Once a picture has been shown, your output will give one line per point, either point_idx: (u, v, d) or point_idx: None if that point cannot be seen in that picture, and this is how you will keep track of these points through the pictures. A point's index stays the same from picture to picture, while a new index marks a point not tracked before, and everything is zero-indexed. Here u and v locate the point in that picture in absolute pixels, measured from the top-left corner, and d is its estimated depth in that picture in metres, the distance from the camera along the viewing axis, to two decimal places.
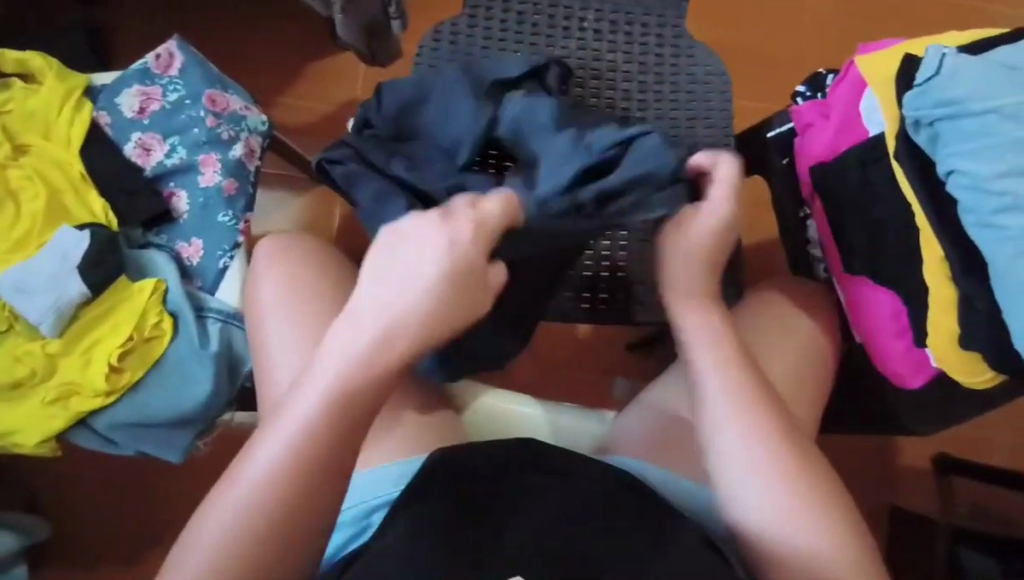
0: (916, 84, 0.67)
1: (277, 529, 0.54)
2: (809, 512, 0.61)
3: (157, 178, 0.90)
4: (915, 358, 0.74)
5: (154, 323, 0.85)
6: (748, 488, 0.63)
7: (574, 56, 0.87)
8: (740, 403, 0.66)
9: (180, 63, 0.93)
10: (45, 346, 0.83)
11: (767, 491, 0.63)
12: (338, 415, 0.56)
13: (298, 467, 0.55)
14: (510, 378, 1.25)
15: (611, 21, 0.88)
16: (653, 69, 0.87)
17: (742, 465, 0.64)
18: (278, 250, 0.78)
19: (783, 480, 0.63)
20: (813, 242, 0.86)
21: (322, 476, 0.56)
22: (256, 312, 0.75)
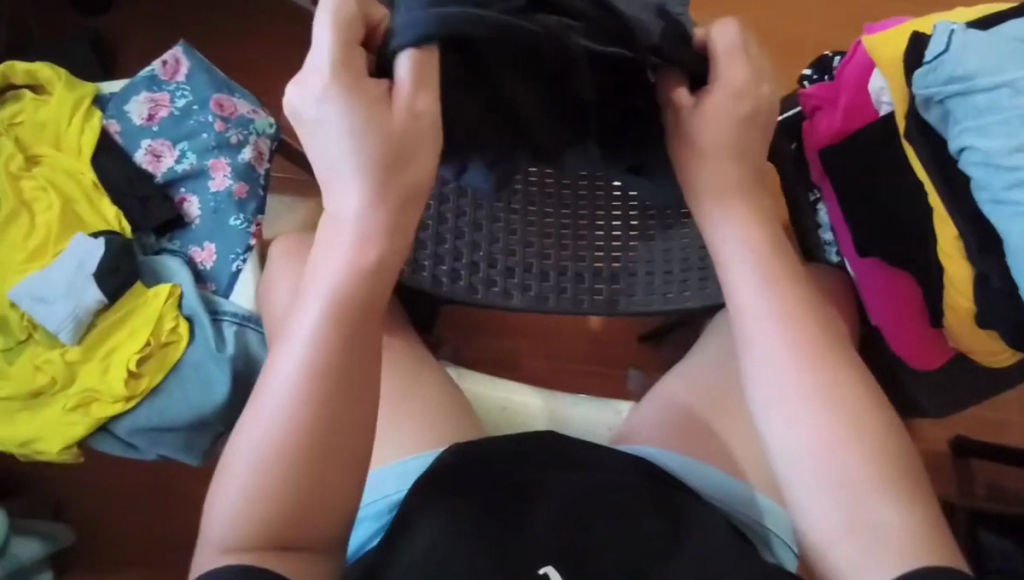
0: (925, 62, 0.66)
1: (289, 479, 0.52)
2: (860, 459, 0.55)
3: (168, 184, 0.91)
4: (932, 339, 0.75)
5: (170, 327, 0.85)
6: (795, 440, 0.57)
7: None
8: (795, 354, 0.57)
9: (187, 69, 0.94)
10: (63, 354, 0.84)
11: (811, 430, 0.57)
12: (323, 343, 0.54)
13: (303, 404, 0.53)
14: (524, 374, 1.25)
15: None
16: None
17: (788, 405, 0.58)
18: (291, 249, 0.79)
19: (847, 430, 0.55)
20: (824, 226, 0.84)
21: (316, 411, 0.53)
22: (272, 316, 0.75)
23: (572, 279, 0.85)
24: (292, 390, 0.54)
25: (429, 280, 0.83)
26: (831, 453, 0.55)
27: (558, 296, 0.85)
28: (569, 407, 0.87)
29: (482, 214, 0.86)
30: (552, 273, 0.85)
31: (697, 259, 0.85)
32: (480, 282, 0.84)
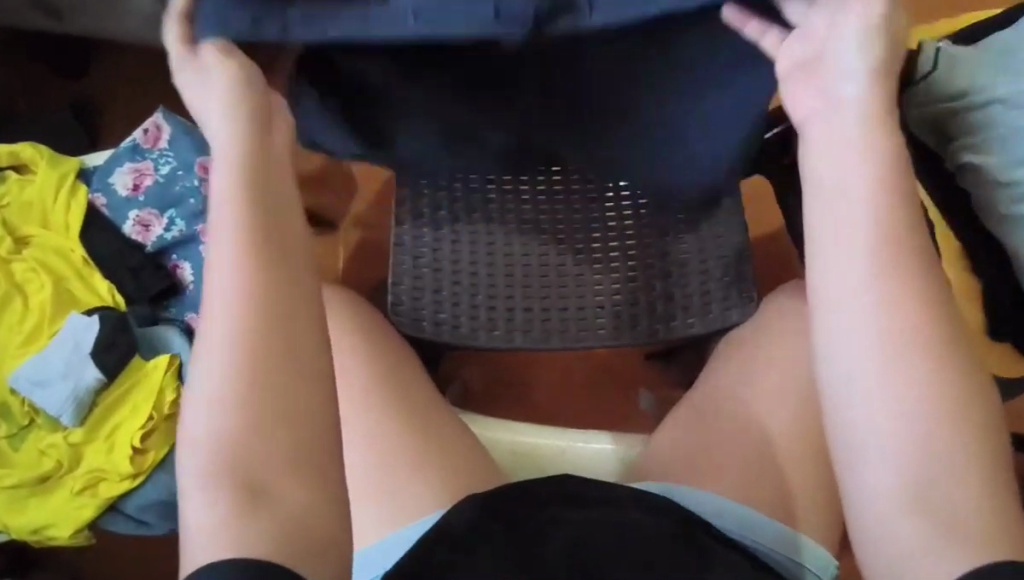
0: (913, 82, 0.64)
1: (240, 475, 0.46)
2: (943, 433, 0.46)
3: (160, 253, 0.90)
4: None
5: (172, 400, 0.85)
6: (880, 416, 0.46)
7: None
8: (884, 268, 0.48)
9: (168, 135, 0.93)
10: (66, 436, 0.83)
11: (883, 369, 0.47)
12: (249, 317, 0.47)
13: (237, 390, 0.47)
14: (535, 402, 1.24)
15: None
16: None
17: (870, 356, 0.47)
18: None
19: (908, 372, 0.46)
20: None
21: (257, 397, 0.47)
22: None
23: (572, 319, 0.84)
24: (230, 365, 0.47)
25: (430, 330, 0.83)
26: (896, 394, 0.46)
27: (562, 335, 0.83)
28: (579, 445, 0.86)
29: (477, 258, 0.85)
30: (552, 312, 0.84)
31: (698, 295, 0.84)
32: (480, 327, 0.83)
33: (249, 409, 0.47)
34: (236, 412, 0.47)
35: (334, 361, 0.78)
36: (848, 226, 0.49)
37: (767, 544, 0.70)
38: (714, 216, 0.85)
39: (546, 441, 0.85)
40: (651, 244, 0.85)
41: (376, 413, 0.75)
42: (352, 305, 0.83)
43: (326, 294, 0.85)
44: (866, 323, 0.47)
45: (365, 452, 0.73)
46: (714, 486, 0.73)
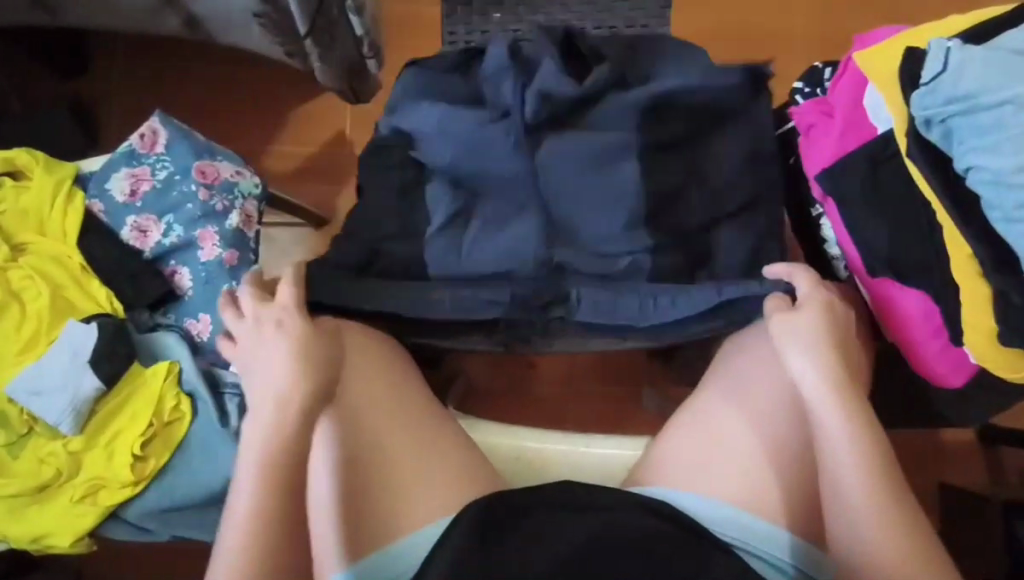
0: (922, 83, 0.63)
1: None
2: (879, 508, 0.62)
3: (158, 259, 0.90)
4: (951, 356, 0.72)
5: (173, 406, 0.84)
6: (842, 500, 0.63)
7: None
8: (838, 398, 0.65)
9: (165, 139, 0.92)
10: (65, 444, 0.83)
11: (849, 464, 0.63)
12: (259, 473, 0.65)
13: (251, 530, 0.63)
14: (538, 403, 1.24)
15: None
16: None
17: (836, 459, 0.64)
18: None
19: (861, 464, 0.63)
20: (829, 241, 0.83)
21: (263, 538, 0.63)
22: None
23: None
24: (253, 512, 0.63)
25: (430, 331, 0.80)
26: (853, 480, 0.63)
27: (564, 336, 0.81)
28: (583, 450, 0.85)
29: None
30: None
31: None
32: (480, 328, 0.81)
33: (251, 547, 0.62)
34: (255, 537, 0.63)
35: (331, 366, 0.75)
36: (810, 394, 0.66)
37: (778, 556, 0.69)
38: None
39: (549, 446, 0.84)
40: None
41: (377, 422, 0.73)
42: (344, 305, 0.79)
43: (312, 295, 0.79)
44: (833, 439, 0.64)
45: (364, 463, 0.72)
46: (723, 495, 0.72)
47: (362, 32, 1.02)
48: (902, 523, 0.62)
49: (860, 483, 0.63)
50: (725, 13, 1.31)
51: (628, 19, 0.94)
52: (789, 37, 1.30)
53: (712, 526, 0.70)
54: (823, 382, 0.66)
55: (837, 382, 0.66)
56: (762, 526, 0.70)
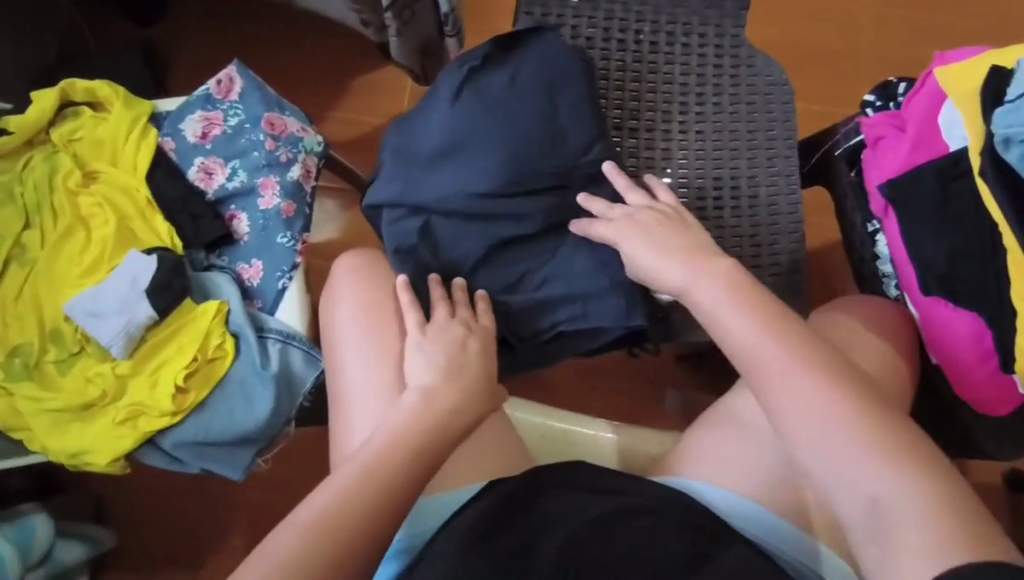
0: (1007, 100, 0.64)
1: (378, 506, 0.62)
2: (878, 442, 0.57)
3: (219, 202, 0.93)
4: (999, 384, 0.71)
5: (217, 343, 0.87)
6: (829, 446, 0.58)
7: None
8: (831, 373, 0.61)
9: (240, 87, 0.95)
10: (114, 367, 0.86)
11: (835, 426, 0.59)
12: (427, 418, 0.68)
13: (393, 455, 0.65)
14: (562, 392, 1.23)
15: (648, 62, 0.94)
16: (710, 100, 0.94)
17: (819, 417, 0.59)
18: (358, 268, 0.81)
19: (851, 424, 0.58)
20: (882, 257, 0.86)
21: (384, 476, 0.63)
22: (334, 339, 0.78)
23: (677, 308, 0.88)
24: (395, 448, 0.65)
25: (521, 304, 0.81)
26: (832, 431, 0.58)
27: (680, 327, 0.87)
28: (609, 434, 0.86)
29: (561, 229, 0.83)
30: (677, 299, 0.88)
31: None
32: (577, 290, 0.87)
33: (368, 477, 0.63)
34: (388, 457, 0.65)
35: (371, 317, 0.78)
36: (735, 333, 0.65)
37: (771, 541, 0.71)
38: (771, 223, 0.91)
39: (578, 426, 0.86)
40: (726, 231, 0.90)
41: None
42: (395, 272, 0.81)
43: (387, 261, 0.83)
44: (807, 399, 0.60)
45: None
46: (744, 490, 0.73)
47: (448, 9, 1.02)
48: (915, 468, 0.56)
49: (878, 426, 0.58)
50: (798, 25, 1.30)
51: (702, 17, 0.95)
52: (858, 57, 1.28)
53: (730, 520, 0.72)
54: (724, 296, 0.67)
55: (743, 308, 0.65)
56: (777, 536, 0.71)
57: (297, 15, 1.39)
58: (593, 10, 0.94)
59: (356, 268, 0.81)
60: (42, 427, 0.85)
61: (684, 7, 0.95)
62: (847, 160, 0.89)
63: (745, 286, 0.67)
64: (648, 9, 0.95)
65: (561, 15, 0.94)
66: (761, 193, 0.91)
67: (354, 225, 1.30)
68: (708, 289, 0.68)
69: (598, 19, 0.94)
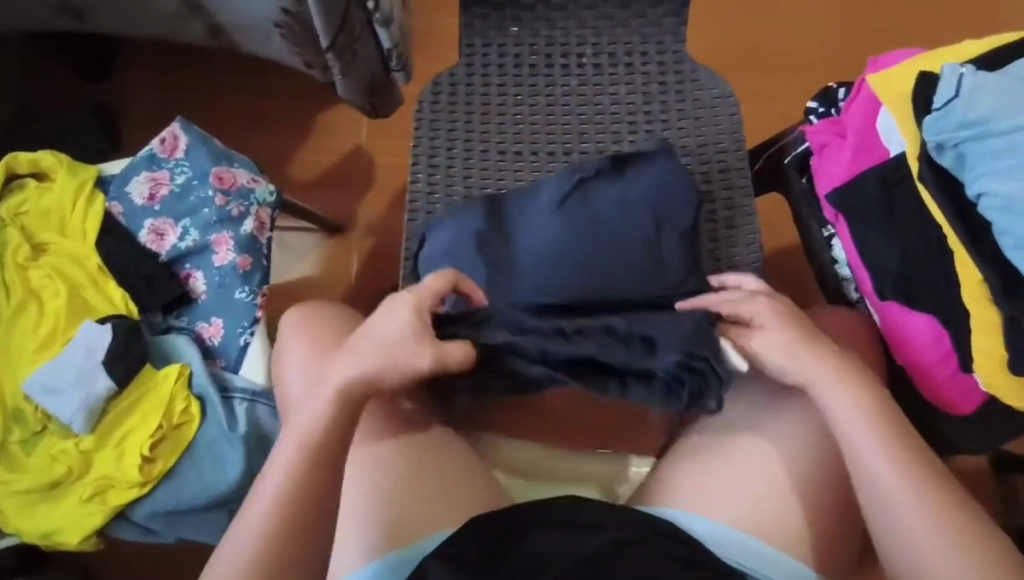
0: (934, 109, 0.64)
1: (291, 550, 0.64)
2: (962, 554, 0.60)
3: (173, 262, 0.91)
4: (961, 384, 0.71)
5: (182, 408, 0.86)
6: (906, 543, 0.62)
7: (528, 150, 0.93)
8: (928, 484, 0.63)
9: (185, 144, 0.93)
10: (78, 443, 0.84)
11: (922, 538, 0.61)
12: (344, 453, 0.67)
13: (316, 493, 0.65)
14: None
15: (593, 84, 0.95)
16: (659, 118, 0.94)
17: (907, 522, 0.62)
18: (303, 321, 0.82)
19: (936, 532, 0.61)
20: (838, 261, 0.87)
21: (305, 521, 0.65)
22: (286, 390, 0.79)
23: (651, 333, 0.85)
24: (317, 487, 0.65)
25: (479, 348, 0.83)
26: (909, 533, 0.62)
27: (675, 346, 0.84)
28: (585, 465, 0.86)
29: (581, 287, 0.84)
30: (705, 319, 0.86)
31: None
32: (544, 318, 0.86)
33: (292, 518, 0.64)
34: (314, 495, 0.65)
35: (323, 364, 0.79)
36: (841, 420, 0.67)
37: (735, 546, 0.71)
38: (728, 236, 0.90)
39: (552, 461, 0.86)
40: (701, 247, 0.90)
41: (382, 436, 0.78)
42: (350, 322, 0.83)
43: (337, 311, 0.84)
44: (900, 507, 0.63)
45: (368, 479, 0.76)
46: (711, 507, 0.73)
47: (389, 44, 1.01)
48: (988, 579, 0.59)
49: (956, 538, 0.61)
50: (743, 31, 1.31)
51: (642, 36, 0.96)
52: (806, 54, 1.29)
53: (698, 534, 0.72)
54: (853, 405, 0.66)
55: (864, 406, 0.66)
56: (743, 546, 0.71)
57: (247, 59, 1.39)
58: (534, 37, 0.96)
59: (309, 320, 0.82)
60: (10, 509, 0.83)
61: (624, 27, 0.96)
62: (797, 167, 0.89)
63: (861, 378, 0.68)
64: (589, 32, 0.96)
65: (504, 45, 0.96)
66: (717, 206, 0.91)
67: (321, 266, 1.29)
68: (840, 390, 0.67)
69: (542, 46, 0.96)
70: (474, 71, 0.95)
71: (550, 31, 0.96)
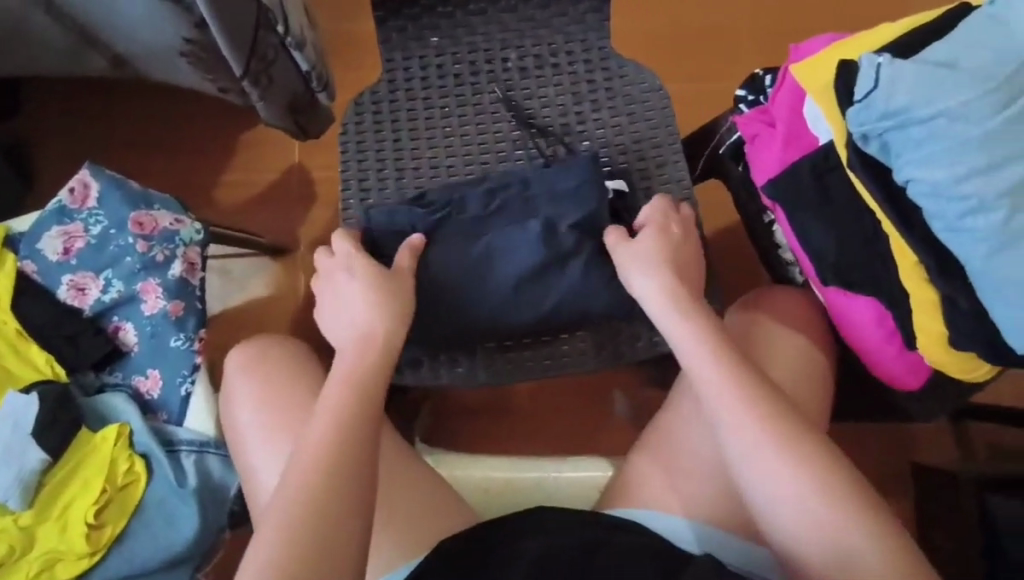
0: (857, 99, 0.62)
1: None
2: (826, 487, 0.61)
3: (99, 316, 0.87)
4: (908, 360, 0.72)
5: (126, 468, 0.82)
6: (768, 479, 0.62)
7: (461, 162, 0.90)
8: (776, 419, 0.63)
9: (96, 192, 0.88)
10: (15, 520, 0.79)
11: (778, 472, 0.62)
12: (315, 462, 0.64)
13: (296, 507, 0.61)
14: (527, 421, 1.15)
15: (521, 89, 0.93)
16: (590, 117, 0.92)
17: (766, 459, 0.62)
18: (246, 363, 0.77)
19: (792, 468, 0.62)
20: (781, 245, 0.87)
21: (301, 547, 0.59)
22: (238, 437, 0.75)
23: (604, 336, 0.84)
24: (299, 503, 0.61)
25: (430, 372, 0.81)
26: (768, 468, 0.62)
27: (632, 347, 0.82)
28: (553, 475, 0.85)
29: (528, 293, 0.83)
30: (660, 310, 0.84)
31: None
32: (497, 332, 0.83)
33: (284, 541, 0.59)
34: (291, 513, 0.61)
35: (273, 404, 0.75)
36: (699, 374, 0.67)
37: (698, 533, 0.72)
38: None
39: (521, 473, 0.85)
40: None
41: None
42: (299, 355, 0.79)
43: (281, 346, 0.79)
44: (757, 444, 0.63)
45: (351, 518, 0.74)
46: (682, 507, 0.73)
47: (308, 67, 0.96)
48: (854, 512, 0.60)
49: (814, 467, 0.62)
50: None
51: (566, 34, 0.94)
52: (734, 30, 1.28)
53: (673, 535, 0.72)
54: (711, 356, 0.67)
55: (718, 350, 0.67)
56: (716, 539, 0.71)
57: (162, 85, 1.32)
58: (456, 46, 0.94)
59: (254, 361, 0.77)
60: None
61: (547, 27, 0.94)
62: (732, 157, 0.89)
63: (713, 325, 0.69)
64: (511, 36, 0.94)
65: (426, 56, 0.93)
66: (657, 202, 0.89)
67: (264, 292, 1.24)
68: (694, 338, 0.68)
69: (465, 54, 0.93)
70: (397, 86, 0.92)
71: (471, 38, 0.94)
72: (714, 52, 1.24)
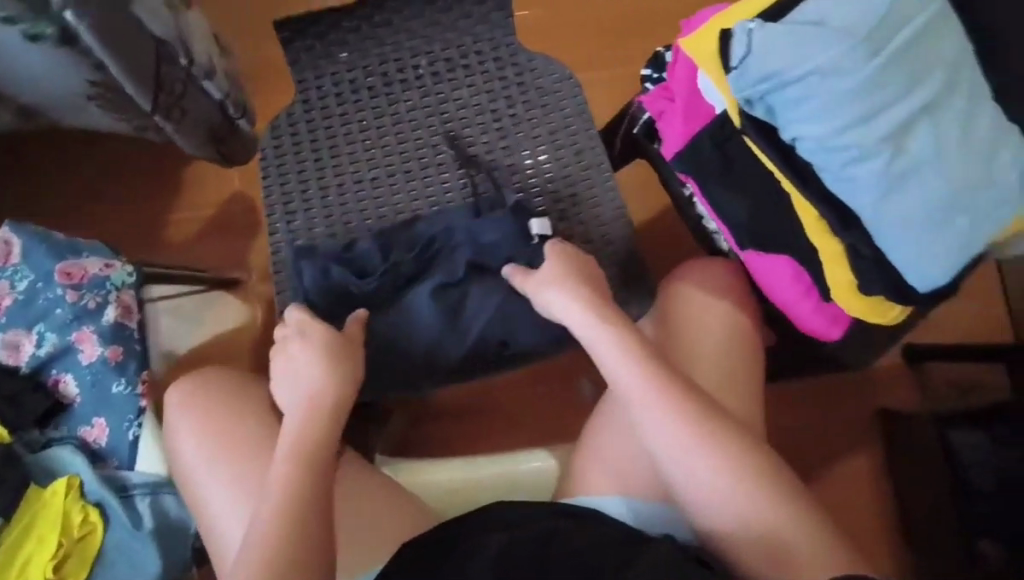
0: (733, 65, 0.65)
1: None
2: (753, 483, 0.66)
3: (38, 371, 0.86)
4: (827, 312, 0.74)
5: (81, 519, 0.81)
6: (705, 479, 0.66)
7: (384, 173, 0.91)
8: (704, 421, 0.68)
9: (19, 249, 0.88)
10: None
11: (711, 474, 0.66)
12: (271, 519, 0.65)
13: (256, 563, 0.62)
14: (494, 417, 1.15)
15: (436, 94, 0.94)
16: (507, 113, 0.93)
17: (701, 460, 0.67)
18: (184, 399, 0.77)
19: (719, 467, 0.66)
20: (703, 216, 0.88)
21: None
22: (184, 473, 0.75)
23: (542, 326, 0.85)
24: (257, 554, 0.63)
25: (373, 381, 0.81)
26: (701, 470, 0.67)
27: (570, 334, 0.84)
28: (510, 469, 0.86)
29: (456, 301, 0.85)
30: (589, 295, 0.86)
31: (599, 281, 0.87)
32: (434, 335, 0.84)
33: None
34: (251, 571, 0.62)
35: (216, 436, 0.74)
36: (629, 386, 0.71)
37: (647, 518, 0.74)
38: (594, 212, 0.90)
39: (478, 471, 0.86)
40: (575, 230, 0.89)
41: None
42: (238, 381, 0.78)
43: (220, 374, 0.79)
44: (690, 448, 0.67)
45: None
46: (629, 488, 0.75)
47: (221, 95, 0.97)
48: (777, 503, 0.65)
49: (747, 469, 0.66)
50: None
51: (474, 35, 0.95)
52: None
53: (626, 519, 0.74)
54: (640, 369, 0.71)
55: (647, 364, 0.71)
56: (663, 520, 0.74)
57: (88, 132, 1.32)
58: (366, 59, 0.94)
59: (194, 395, 0.77)
60: None
61: (454, 30, 0.95)
62: (646, 136, 0.91)
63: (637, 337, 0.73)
64: (420, 43, 0.95)
65: (338, 73, 0.94)
66: (579, 189, 0.90)
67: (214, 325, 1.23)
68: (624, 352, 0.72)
69: (376, 66, 0.94)
70: (313, 105, 0.93)
71: (380, 50, 0.95)
72: (629, 36, 1.26)
